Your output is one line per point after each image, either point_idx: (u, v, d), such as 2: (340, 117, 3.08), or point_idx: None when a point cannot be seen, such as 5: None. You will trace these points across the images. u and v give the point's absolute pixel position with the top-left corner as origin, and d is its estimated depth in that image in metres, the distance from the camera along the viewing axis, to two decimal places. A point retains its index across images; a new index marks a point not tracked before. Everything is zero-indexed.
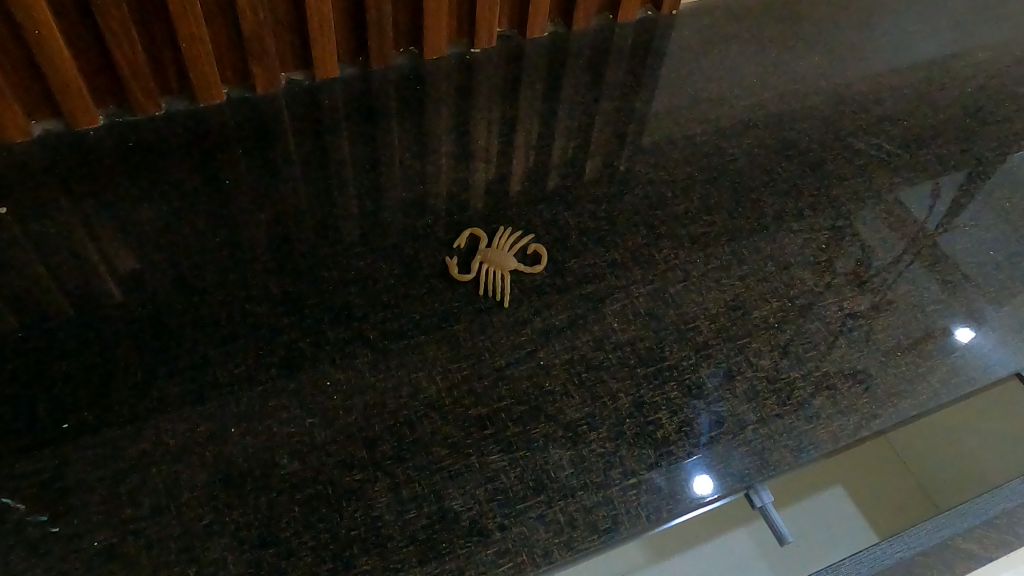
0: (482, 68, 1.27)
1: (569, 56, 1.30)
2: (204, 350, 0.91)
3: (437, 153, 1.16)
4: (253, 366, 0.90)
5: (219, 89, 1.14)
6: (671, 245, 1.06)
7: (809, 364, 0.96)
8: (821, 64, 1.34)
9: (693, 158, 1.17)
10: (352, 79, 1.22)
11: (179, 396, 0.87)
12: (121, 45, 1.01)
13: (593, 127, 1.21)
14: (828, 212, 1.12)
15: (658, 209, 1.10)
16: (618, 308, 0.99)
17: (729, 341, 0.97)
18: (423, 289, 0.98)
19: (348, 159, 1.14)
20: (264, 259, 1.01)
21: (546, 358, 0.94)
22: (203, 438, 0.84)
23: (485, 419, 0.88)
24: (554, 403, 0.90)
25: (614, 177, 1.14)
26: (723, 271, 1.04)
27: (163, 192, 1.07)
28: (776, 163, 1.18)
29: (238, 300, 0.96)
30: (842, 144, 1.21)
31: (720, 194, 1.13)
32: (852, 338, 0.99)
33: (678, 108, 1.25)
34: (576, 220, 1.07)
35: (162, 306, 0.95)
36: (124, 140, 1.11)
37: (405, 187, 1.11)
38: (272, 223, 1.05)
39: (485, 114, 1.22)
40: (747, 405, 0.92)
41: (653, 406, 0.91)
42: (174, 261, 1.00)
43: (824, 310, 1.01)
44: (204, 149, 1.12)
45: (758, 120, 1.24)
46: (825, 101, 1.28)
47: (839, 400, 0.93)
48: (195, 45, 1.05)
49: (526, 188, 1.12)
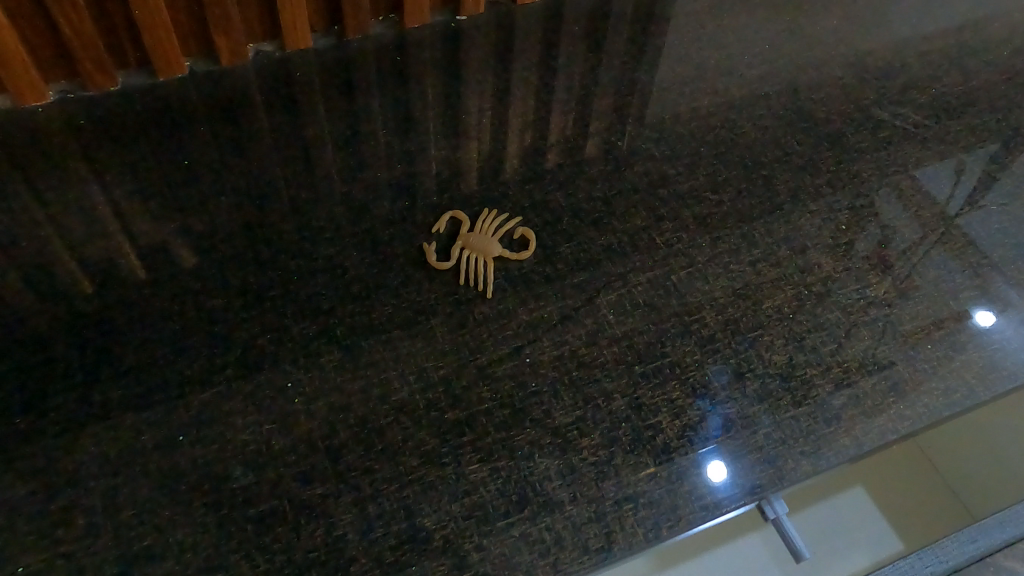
0: (470, 37, 1.17)
1: (565, 22, 1.20)
2: (153, 349, 0.82)
3: (418, 128, 1.06)
4: (206, 366, 0.81)
5: (181, 62, 1.05)
6: (674, 227, 0.96)
7: (829, 360, 0.86)
8: (840, 29, 1.22)
9: (699, 131, 1.07)
10: (327, 51, 1.13)
11: (123, 400, 0.78)
12: (65, 15, 0.92)
13: (590, 99, 1.11)
14: (848, 189, 1.01)
15: (659, 188, 1.00)
16: (614, 299, 0.89)
17: (738, 335, 0.87)
18: (397, 278, 0.89)
19: (321, 136, 1.04)
20: (224, 247, 0.92)
21: (533, 356, 0.84)
22: (147, 448, 0.76)
23: (463, 425, 0.79)
24: (542, 406, 0.81)
25: (612, 153, 1.04)
26: (731, 256, 0.94)
27: (118, 176, 0.98)
28: (791, 136, 1.07)
29: (193, 293, 0.87)
30: (864, 114, 1.10)
31: (728, 170, 1.02)
32: (876, 330, 0.88)
33: (683, 78, 1.14)
34: (569, 201, 0.97)
35: (111, 300, 0.86)
36: (78, 120, 1.02)
37: (383, 165, 1.01)
38: (235, 207, 0.96)
39: (472, 86, 1.12)
40: (758, 407, 0.82)
41: (653, 409, 0.81)
42: (127, 251, 0.91)
43: (845, 299, 0.91)
44: (165, 128, 1.03)
45: (771, 89, 1.13)
46: (845, 68, 1.17)
47: (863, 400, 0.83)
48: (148, 14, 0.96)
49: (515, 166, 1.01)
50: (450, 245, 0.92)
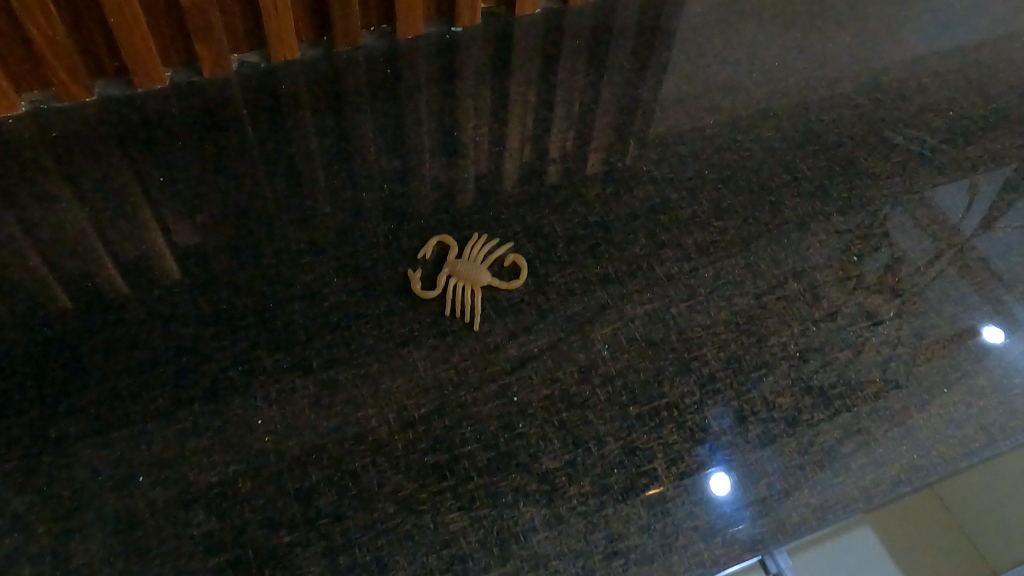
0: (465, 49, 1.12)
1: (566, 35, 1.14)
2: (116, 380, 0.77)
3: (408, 144, 1.01)
4: (171, 400, 0.76)
5: (160, 73, 1.00)
6: (675, 256, 0.90)
7: (837, 403, 0.80)
8: (853, 46, 1.17)
9: (704, 153, 1.01)
10: (314, 62, 1.08)
11: (81, 437, 0.73)
12: (36, 23, 0.87)
13: (590, 117, 1.05)
14: (860, 218, 0.96)
15: (661, 213, 0.94)
16: (609, 333, 0.83)
17: (740, 374, 0.82)
18: (379, 307, 0.84)
19: (306, 151, 0.99)
20: (197, 270, 0.87)
21: (520, 394, 0.79)
22: (104, 489, 0.71)
23: (444, 468, 0.74)
24: (528, 449, 0.75)
25: (611, 175, 0.98)
26: (735, 288, 0.88)
27: (90, 192, 0.93)
28: (800, 159, 1.02)
29: (162, 320, 0.82)
30: (878, 138, 1.05)
31: (734, 195, 0.97)
32: (888, 371, 0.83)
33: (688, 95, 1.09)
34: (564, 226, 0.92)
35: (74, 326, 0.81)
36: (51, 132, 0.97)
37: (369, 183, 0.96)
38: (211, 226, 0.91)
39: (467, 101, 1.06)
40: (761, 455, 0.77)
41: (648, 454, 0.76)
42: (95, 272, 0.86)
43: (856, 336, 0.85)
44: (142, 141, 0.98)
45: (780, 109, 1.08)
46: (858, 88, 1.11)
47: (873, 448, 0.78)
48: (124, 23, 0.91)
49: (508, 187, 0.96)
50: (436, 272, 0.87)
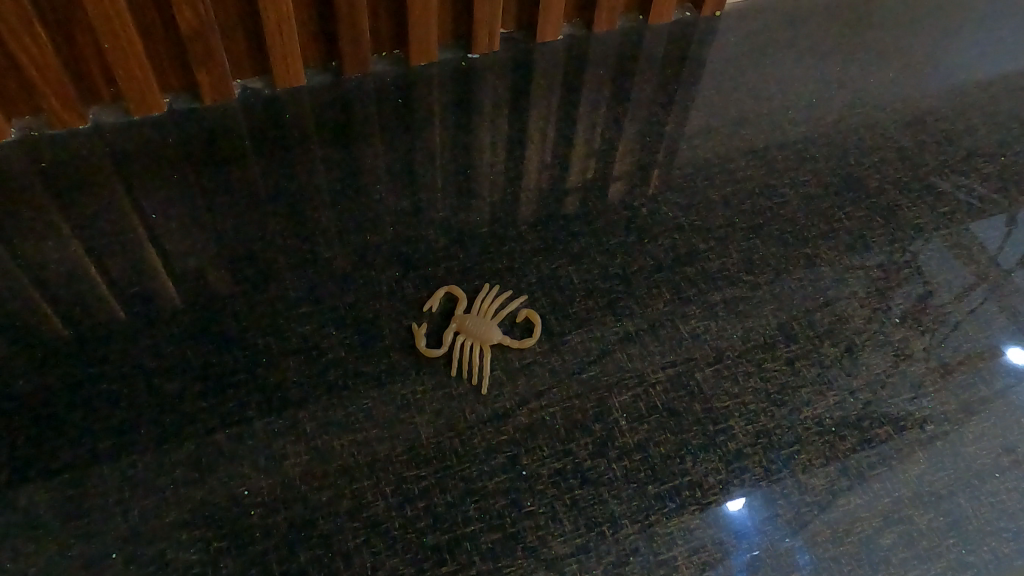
0: (481, 78, 1.06)
1: (589, 65, 1.08)
2: (93, 441, 0.72)
3: (417, 180, 0.95)
4: (151, 466, 0.71)
5: (158, 99, 0.95)
6: (702, 314, 0.84)
7: (876, 487, 0.74)
8: (896, 82, 1.10)
9: (734, 198, 0.95)
10: (321, 89, 1.02)
11: (53, 505, 0.68)
12: (24, 47, 0.82)
13: (612, 155, 0.99)
14: (903, 276, 0.89)
15: (687, 265, 0.88)
16: (628, 400, 0.77)
17: (770, 451, 0.75)
18: (380, 364, 0.78)
19: (309, 187, 0.93)
20: (186, 316, 0.81)
21: (529, 467, 0.72)
22: (74, 566, 0.65)
23: (444, 551, 0.68)
24: (537, 532, 0.69)
25: (634, 221, 0.92)
26: (765, 352, 0.81)
27: (78, 226, 0.88)
28: (837, 207, 0.95)
29: (146, 372, 0.76)
30: (922, 185, 0.98)
31: (765, 246, 0.90)
32: (933, 451, 0.76)
33: (717, 132, 1.02)
34: (582, 277, 0.86)
35: (52, 377, 0.76)
36: (40, 159, 0.92)
37: (375, 224, 0.90)
38: (205, 269, 0.85)
39: (482, 135, 1.00)
40: (792, 544, 0.70)
41: (667, 540, 0.69)
42: (78, 317, 0.80)
43: (897, 410, 0.78)
44: (136, 172, 0.93)
45: (816, 150, 1.01)
46: (900, 128, 1.04)
47: (916, 540, 0.71)
48: (120, 47, 0.86)
49: (523, 231, 0.90)
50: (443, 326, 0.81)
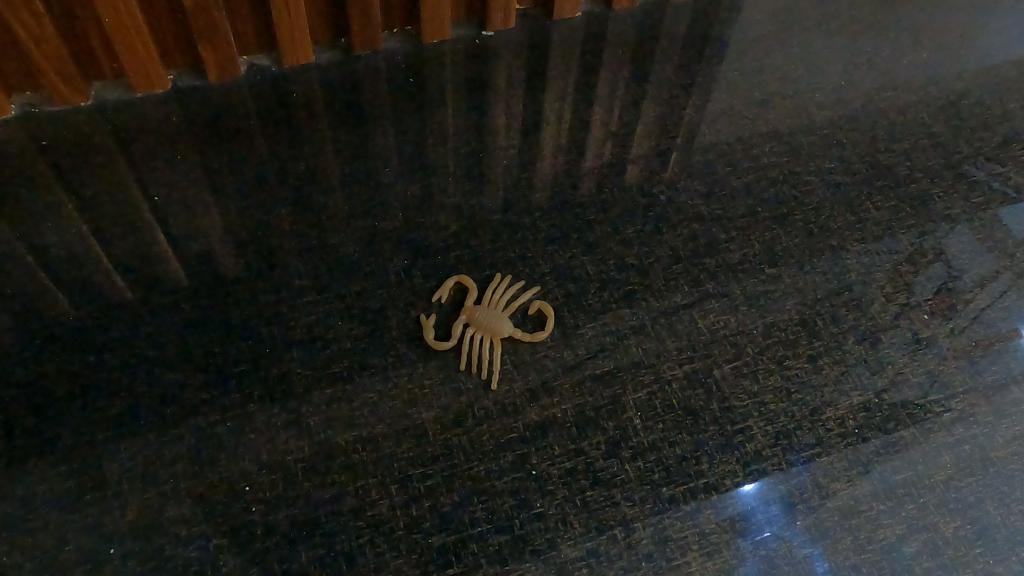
0: (496, 57, 1.02)
1: (607, 44, 1.04)
2: (93, 432, 0.70)
3: (427, 164, 0.92)
4: (151, 459, 0.69)
5: (162, 76, 0.92)
6: (721, 308, 0.81)
7: (901, 493, 0.71)
8: (930, 63, 1.05)
9: (757, 186, 0.91)
10: (330, 67, 0.99)
11: (51, 498, 0.67)
12: (22, 21, 0.79)
13: (631, 138, 0.95)
14: (933, 270, 0.85)
15: (707, 256, 0.84)
16: (642, 398, 0.74)
17: (790, 453, 0.72)
18: (386, 357, 0.75)
19: (316, 169, 0.90)
20: (188, 303, 0.79)
21: (540, 467, 0.70)
22: (71, 561, 0.64)
23: (449, 553, 0.66)
24: (546, 535, 0.67)
25: (652, 209, 0.88)
26: (786, 349, 0.78)
27: (78, 208, 0.85)
28: (865, 196, 0.91)
29: (147, 362, 0.74)
30: (956, 173, 0.93)
31: (789, 237, 0.87)
32: (961, 456, 0.73)
33: (741, 116, 0.98)
34: (598, 267, 0.83)
35: (51, 366, 0.74)
36: (40, 137, 0.89)
37: (383, 209, 0.87)
38: (207, 254, 0.83)
39: (495, 116, 0.97)
40: (810, 551, 0.68)
41: (681, 545, 0.67)
42: (78, 303, 0.79)
43: (924, 411, 0.75)
44: (138, 152, 0.90)
45: (844, 135, 0.96)
46: (933, 113, 0.99)
47: (941, 549, 0.68)
48: (121, 23, 0.83)
49: (537, 218, 0.87)
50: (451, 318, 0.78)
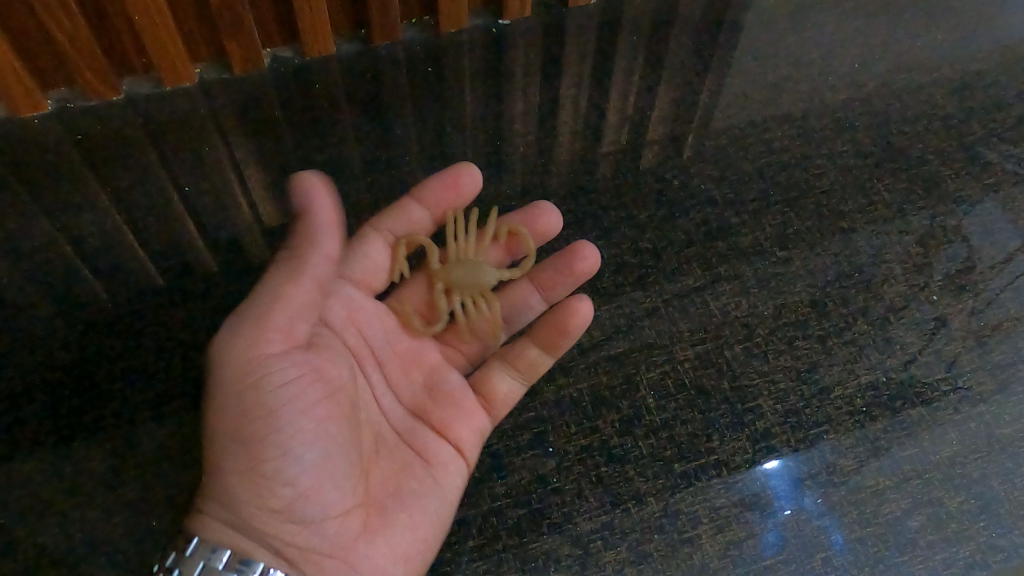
0: (512, 45, 1.04)
1: (621, 32, 1.06)
2: (133, 413, 0.74)
3: (445, 152, 0.95)
4: (188, 439, 0.73)
5: (189, 70, 0.95)
6: (734, 290, 0.83)
7: (907, 468, 0.73)
8: (945, 43, 1.06)
9: (770, 170, 0.92)
10: (351, 57, 1.01)
11: (96, 475, 0.71)
12: (56, 19, 0.83)
13: (645, 124, 0.97)
14: (944, 252, 0.87)
15: (719, 239, 0.87)
16: (656, 378, 0.77)
17: (800, 431, 0.75)
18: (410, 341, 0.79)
19: (339, 159, 0.93)
20: (218, 290, 0.82)
21: (556, 444, 0.73)
22: (116, 533, 0.69)
23: (470, 525, 0.69)
24: (563, 508, 0.70)
25: (666, 194, 0.90)
26: (796, 329, 0.80)
27: (113, 199, 0.89)
28: (878, 179, 0.92)
29: (181, 345, 0.78)
30: (968, 154, 0.95)
31: (801, 221, 0.88)
32: (967, 435, 0.75)
33: (753, 99, 0.99)
34: (613, 252, 0.85)
35: (93, 350, 0.78)
36: (75, 131, 0.93)
37: (405, 198, 0.90)
38: (236, 243, 0.86)
39: (512, 104, 0.99)
40: (813, 525, 0.70)
41: (692, 519, 0.70)
42: (116, 290, 0.83)
43: (932, 391, 0.77)
44: (168, 144, 0.93)
45: (856, 118, 0.98)
46: (947, 94, 1.00)
47: (945, 523, 0.70)
48: (148, 17, 0.86)
49: (552, 204, 0.89)
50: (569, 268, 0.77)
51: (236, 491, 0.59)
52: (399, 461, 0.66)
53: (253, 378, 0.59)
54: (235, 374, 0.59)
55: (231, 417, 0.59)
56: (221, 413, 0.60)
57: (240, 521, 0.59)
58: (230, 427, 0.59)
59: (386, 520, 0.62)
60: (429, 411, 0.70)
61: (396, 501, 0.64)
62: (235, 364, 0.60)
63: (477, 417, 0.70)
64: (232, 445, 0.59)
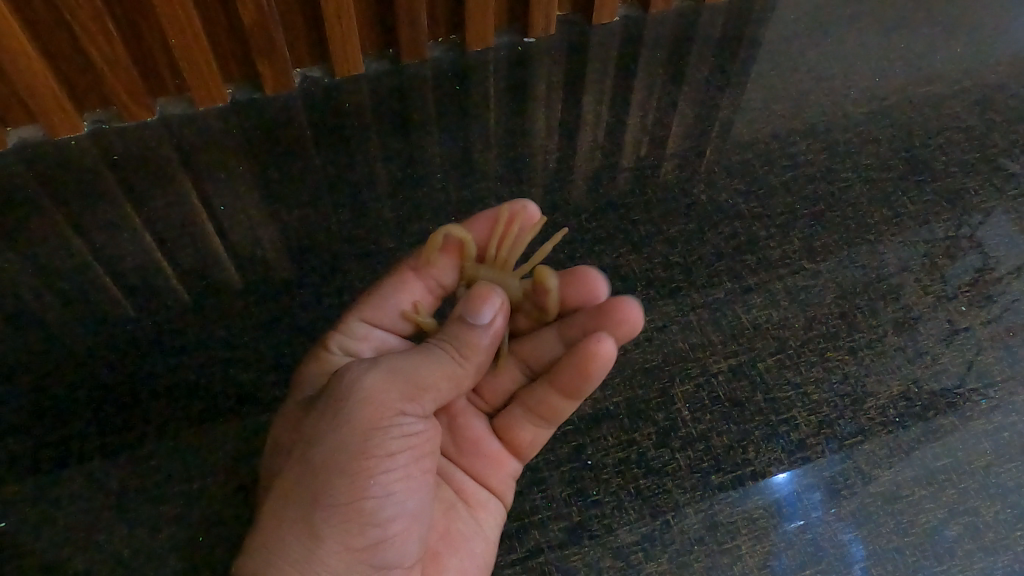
0: (536, 62, 1.06)
1: (643, 47, 1.08)
2: (176, 429, 0.75)
3: (474, 168, 0.96)
4: (231, 454, 0.74)
5: (222, 90, 0.97)
6: (764, 302, 0.84)
7: (942, 479, 0.73)
8: (963, 56, 1.07)
9: (796, 184, 0.94)
10: (379, 76, 1.03)
11: (142, 491, 0.72)
12: (96, 44, 0.85)
13: (670, 139, 0.99)
14: (970, 262, 0.88)
15: (747, 252, 0.88)
16: (690, 391, 0.78)
17: (833, 442, 0.75)
18: None
19: (370, 175, 0.95)
20: (255, 306, 0.84)
21: (594, 457, 0.74)
22: (164, 548, 0.70)
23: (511, 540, 0.69)
24: (603, 521, 0.71)
25: (694, 208, 0.91)
26: (826, 341, 0.81)
27: (149, 218, 0.90)
28: (902, 192, 0.93)
29: (222, 361, 0.79)
30: (991, 166, 0.96)
31: (828, 233, 0.90)
32: (1000, 444, 0.76)
33: (776, 113, 1.01)
34: (644, 266, 0.86)
35: (134, 368, 0.79)
36: (111, 153, 0.94)
37: (436, 214, 0.91)
38: (271, 259, 0.87)
39: (538, 121, 1.01)
40: (851, 535, 0.71)
41: (730, 530, 0.70)
42: (154, 309, 0.84)
43: (965, 401, 0.78)
44: (202, 162, 0.95)
45: (880, 131, 0.99)
46: (969, 106, 1.01)
47: (982, 532, 0.71)
48: (185, 41, 0.88)
49: (582, 219, 0.90)
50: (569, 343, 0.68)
51: (320, 525, 0.53)
52: (445, 500, 0.66)
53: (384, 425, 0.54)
54: (365, 422, 0.53)
55: (348, 454, 0.53)
56: (338, 446, 0.53)
57: (310, 556, 0.53)
58: (346, 461, 0.53)
59: (439, 566, 0.62)
60: (461, 457, 0.69)
61: (447, 544, 0.64)
62: (366, 411, 0.53)
63: (507, 463, 0.69)
64: (337, 479, 0.53)
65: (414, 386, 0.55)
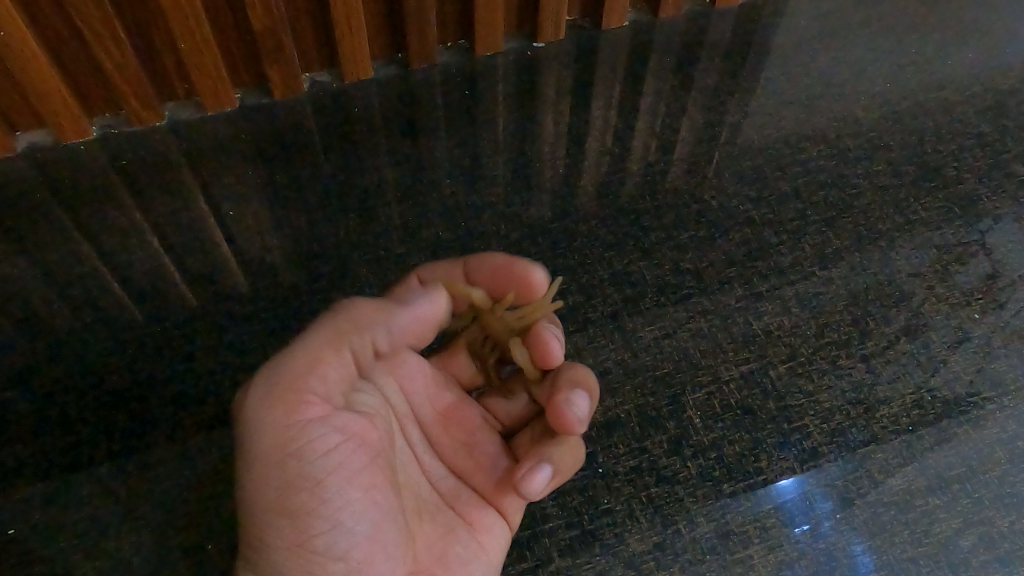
0: (545, 67, 1.06)
1: (653, 52, 1.08)
2: (185, 436, 0.75)
3: (484, 173, 0.96)
4: (240, 461, 0.74)
5: (230, 95, 0.97)
6: (776, 309, 0.84)
7: (957, 488, 0.73)
8: (974, 61, 1.07)
9: (807, 190, 0.93)
10: (388, 81, 1.03)
11: (151, 498, 0.72)
12: (106, 49, 0.85)
13: (680, 144, 0.98)
14: (983, 268, 0.87)
15: (759, 258, 0.87)
16: (702, 398, 0.77)
17: (846, 450, 0.75)
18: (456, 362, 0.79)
19: (379, 180, 0.95)
20: (263, 311, 0.83)
21: (606, 465, 0.73)
22: (173, 555, 0.69)
23: (523, 549, 0.69)
24: (615, 530, 0.70)
25: (705, 214, 0.91)
26: (839, 349, 0.81)
27: (158, 223, 0.90)
28: (914, 198, 0.93)
29: (231, 367, 0.79)
30: (1003, 172, 0.95)
31: (840, 240, 0.89)
32: (1015, 453, 0.75)
33: (786, 118, 1.00)
34: (655, 273, 0.86)
35: (143, 375, 0.79)
36: (119, 157, 0.94)
37: (445, 220, 0.91)
38: (279, 264, 0.87)
39: (547, 126, 1.00)
40: (865, 544, 0.70)
41: (742, 539, 0.70)
42: (163, 314, 0.83)
43: (978, 410, 0.77)
44: (211, 167, 0.95)
45: (890, 136, 0.99)
46: (980, 112, 1.01)
47: (997, 543, 0.70)
48: (194, 46, 0.88)
49: (593, 225, 0.90)
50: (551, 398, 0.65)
51: (272, 558, 0.53)
52: (444, 524, 0.62)
53: (292, 445, 0.53)
54: (267, 445, 0.53)
55: (270, 486, 0.53)
56: (263, 478, 0.53)
57: None
58: (268, 489, 0.53)
59: None
60: (469, 476, 0.65)
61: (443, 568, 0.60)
62: (267, 434, 0.53)
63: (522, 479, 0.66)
64: (271, 513, 0.53)
65: (297, 394, 0.54)
